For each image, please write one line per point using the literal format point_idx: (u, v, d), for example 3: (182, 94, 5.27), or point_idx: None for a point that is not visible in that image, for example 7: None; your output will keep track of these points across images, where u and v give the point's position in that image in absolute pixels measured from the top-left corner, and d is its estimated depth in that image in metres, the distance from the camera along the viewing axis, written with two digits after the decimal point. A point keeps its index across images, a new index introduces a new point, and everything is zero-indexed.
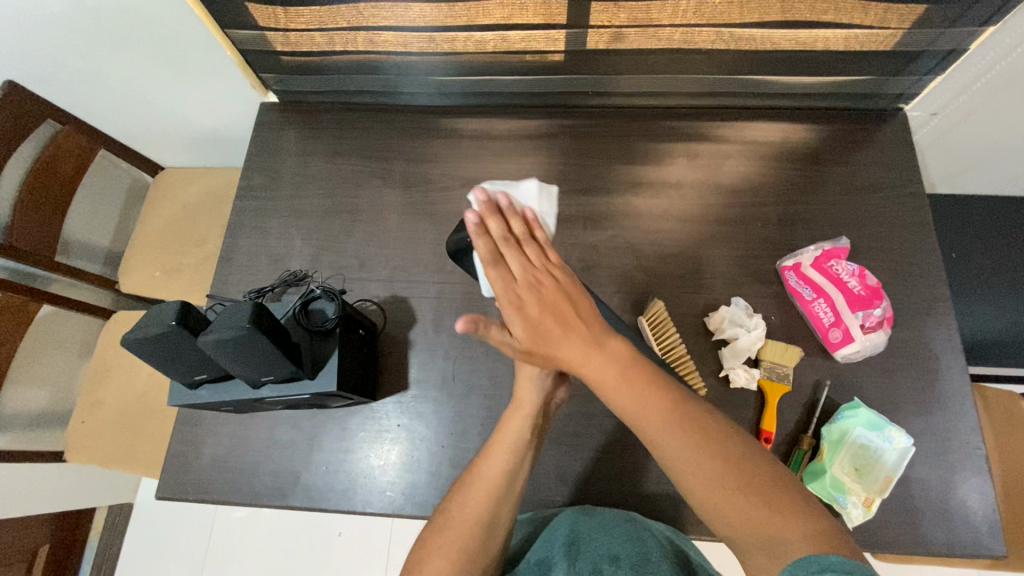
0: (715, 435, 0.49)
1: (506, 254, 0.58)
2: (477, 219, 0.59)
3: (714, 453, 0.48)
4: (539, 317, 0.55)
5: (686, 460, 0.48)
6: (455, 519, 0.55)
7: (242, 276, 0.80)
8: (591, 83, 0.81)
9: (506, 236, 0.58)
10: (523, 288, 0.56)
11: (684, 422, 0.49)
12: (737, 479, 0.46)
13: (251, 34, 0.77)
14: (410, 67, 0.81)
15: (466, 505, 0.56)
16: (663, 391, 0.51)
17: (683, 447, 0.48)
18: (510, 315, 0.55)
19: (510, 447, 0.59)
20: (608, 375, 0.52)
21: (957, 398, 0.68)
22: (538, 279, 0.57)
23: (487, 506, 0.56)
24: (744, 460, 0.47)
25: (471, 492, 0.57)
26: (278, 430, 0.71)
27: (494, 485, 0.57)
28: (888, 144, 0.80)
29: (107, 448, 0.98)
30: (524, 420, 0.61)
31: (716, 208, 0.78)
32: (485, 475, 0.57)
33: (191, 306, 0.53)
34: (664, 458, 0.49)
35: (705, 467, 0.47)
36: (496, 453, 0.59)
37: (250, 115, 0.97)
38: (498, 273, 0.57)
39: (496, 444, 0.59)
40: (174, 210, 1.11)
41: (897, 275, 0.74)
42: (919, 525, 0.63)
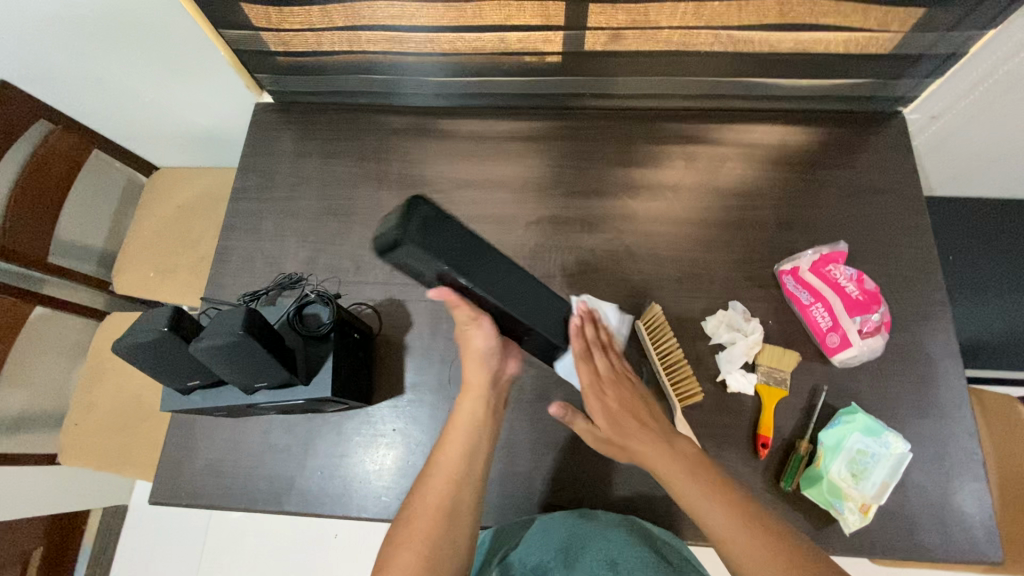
0: (770, 526, 0.51)
1: (595, 355, 0.62)
2: (579, 326, 0.62)
3: (770, 544, 0.50)
4: (620, 413, 0.60)
5: (745, 553, 0.50)
6: (417, 510, 0.56)
7: (237, 279, 0.79)
8: (589, 85, 0.81)
9: (598, 343, 0.63)
10: (606, 389, 0.61)
11: (743, 516, 0.52)
12: (791, 572, 0.48)
13: (246, 34, 0.76)
14: (407, 68, 0.80)
15: (427, 495, 0.57)
16: (715, 480, 0.55)
17: (744, 537, 0.50)
18: (594, 406, 0.61)
19: (464, 433, 0.60)
20: (675, 469, 0.56)
21: (954, 403, 0.67)
22: (622, 384, 0.62)
23: (447, 493, 0.57)
24: (795, 551, 0.49)
25: (432, 482, 0.57)
26: (272, 434, 0.70)
27: (452, 472, 0.58)
28: (887, 147, 0.79)
29: (102, 450, 0.97)
30: (478, 404, 0.62)
31: (714, 211, 0.78)
32: (444, 464, 0.58)
33: (184, 312, 0.52)
34: (724, 550, 0.51)
35: (760, 556, 0.49)
36: (452, 442, 0.60)
37: (245, 115, 0.96)
38: (587, 369, 0.61)
39: (450, 432, 0.60)
40: (169, 210, 1.10)
41: (896, 279, 0.74)
42: (916, 530, 0.63)
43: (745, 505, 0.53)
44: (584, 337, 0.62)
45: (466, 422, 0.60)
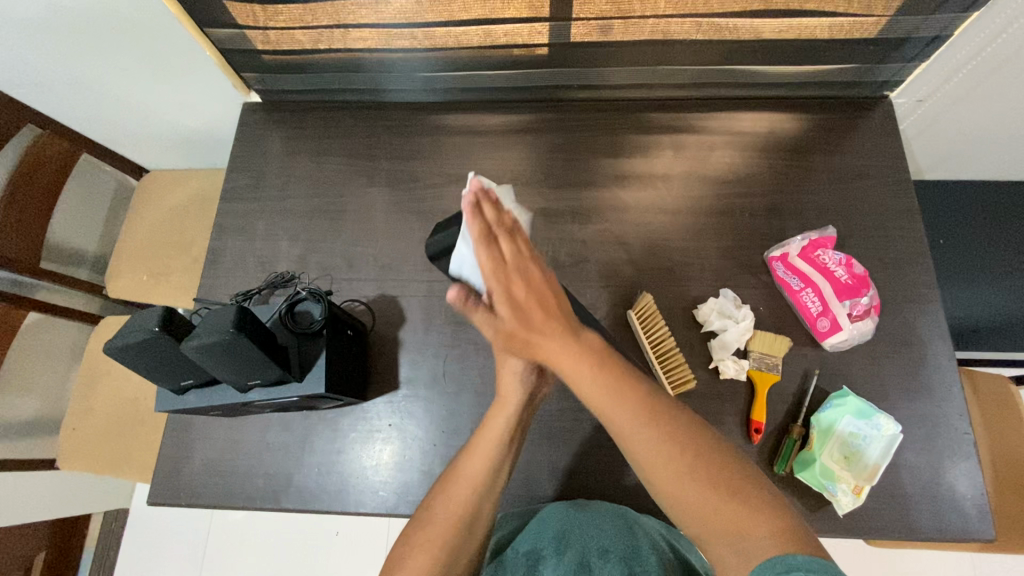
0: (666, 415, 0.49)
1: (497, 242, 0.50)
2: (473, 208, 0.50)
3: (671, 441, 0.48)
4: (527, 313, 0.50)
5: (642, 446, 0.48)
6: (435, 520, 0.55)
7: (229, 279, 0.79)
8: (576, 76, 0.81)
9: (502, 225, 0.50)
10: (513, 276, 0.50)
11: (644, 413, 0.48)
12: (694, 465, 0.47)
13: (231, 33, 0.76)
14: (394, 64, 0.80)
15: (448, 507, 0.55)
16: (607, 376, 0.50)
17: (651, 441, 0.48)
18: (495, 295, 0.50)
19: (492, 449, 0.57)
20: (585, 373, 0.50)
21: (945, 384, 0.68)
22: (528, 276, 0.50)
23: (469, 504, 0.56)
24: (695, 443, 0.48)
25: (452, 492, 0.56)
26: (269, 432, 0.70)
27: (474, 484, 0.56)
28: (874, 131, 0.80)
29: (101, 453, 0.97)
30: (506, 417, 0.59)
31: (703, 200, 0.78)
32: (468, 474, 0.57)
33: (176, 311, 0.53)
34: (627, 446, 0.49)
35: (661, 454, 0.47)
36: (477, 456, 0.57)
37: (233, 116, 0.96)
38: (488, 255, 0.50)
39: (477, 445, 0.58)
40: (161, 213, 1.10)
41: (885, 263, 0.74)
42: (909, 511, 0.64)
43: (647, 398, 0.49)
44: (482, 217, 0.50)
45: (495, 438, 0.58)
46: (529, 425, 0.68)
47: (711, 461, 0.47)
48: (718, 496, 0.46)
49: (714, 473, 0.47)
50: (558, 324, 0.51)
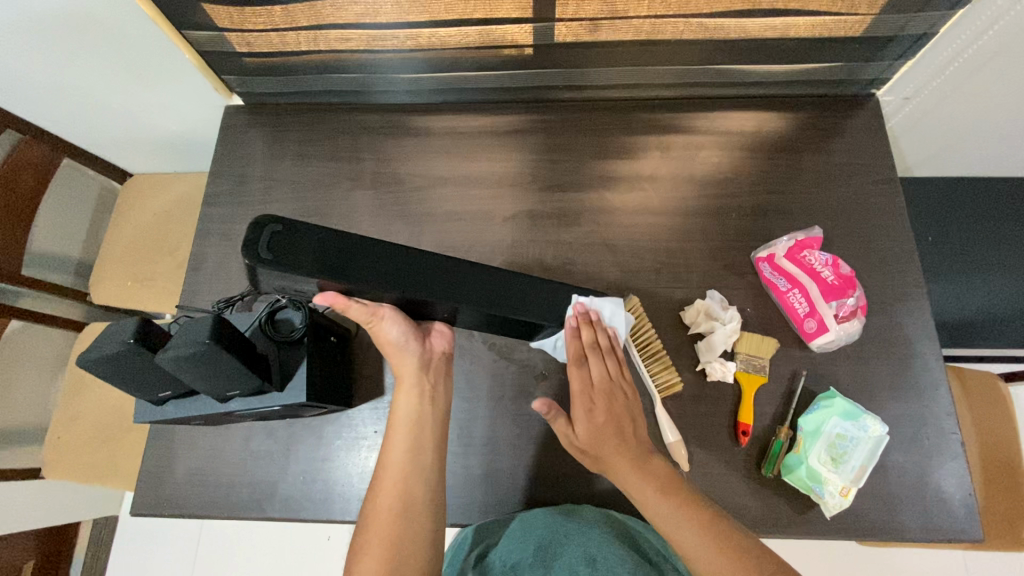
0: (700, 506, 0.55)
1: (591, 358, 0.63)
2: (574, 328, 0.62)
3: (703, 527, 0.53)
4: (604, 430, 0.60)
5: (687, 538, 0.53)
6: (376, 511, 0.58)
7: (211, 285, 0.78)
8: (561, 77, 0.80)
9: (598, 348, 0.63)
10: (599, 395, 0.61)
11: (691, 512, 0.54)
12: (731, 556, 0.52)
13: (211, 35, 0.75)
14: (377, 65, 0.79)
15: (382, 496, 0.58)
16: (652, 475, 0.57)
17: (688, 532, 0.53)
18: (582, 417, 0.60)
19: (410, 429, 0.61)
20: (648, 488, 0.56)
21: (932, 383, 0.68)
22: (616, 393, 0.62)
23: (400, 491, 0.58)
24: (728, 535, 0.53)
25: (383, 483, 0.59)
26: (253, 440, 0.70)
27: (399, 468, 0.59)
28: (861, 130, 0.79)
29: (87, 462, 0.96)
30: (412, 394, 0.62)
31: (690, 200, 0.78)
32: (390, 465, 0.59)
33: (151, 322, 0.52)
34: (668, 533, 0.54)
35: (702, 546, 0.52)
36: (397, 441, 0.60)
37: (216, 119, 0.95)
38: (581, 376, 0.62)
39: (395, 430, 0.61)
40: (145, 217, 1.09)
41: (872, 262, 0.74)
42: (897, 512, 0.64)
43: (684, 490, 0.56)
44: (581, 339, 0.63)
45: (405, 420, 0.61)
46: (515, 431, 0.67)
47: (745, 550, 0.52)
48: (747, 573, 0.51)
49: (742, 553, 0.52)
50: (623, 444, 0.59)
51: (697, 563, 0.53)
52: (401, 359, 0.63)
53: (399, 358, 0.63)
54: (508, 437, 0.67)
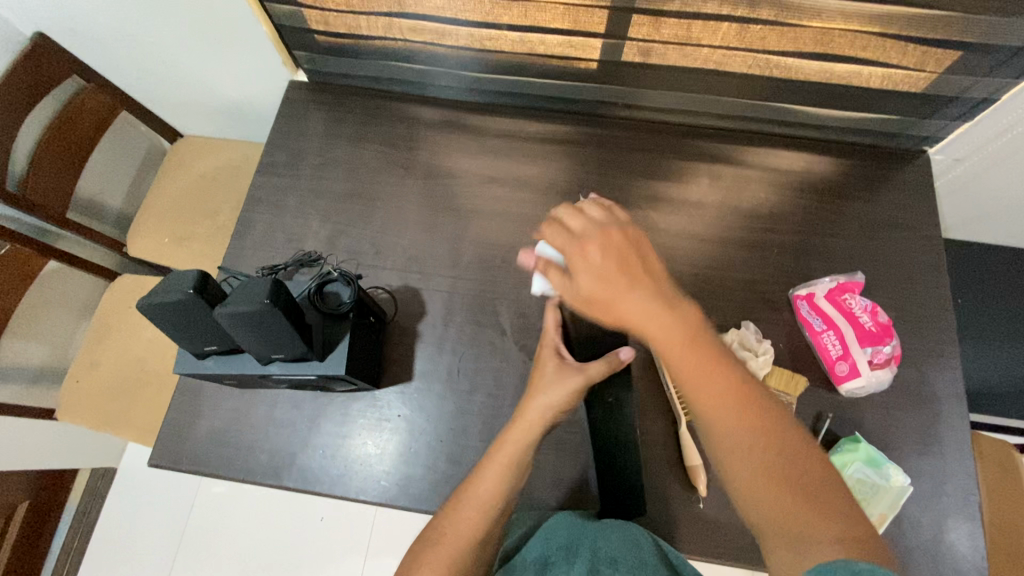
0: (748, 390, 0.48)
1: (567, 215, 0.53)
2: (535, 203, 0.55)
3: (743, 411, 0.46)
4: (603, 274, 0.50)
5: (721, 415, 0.47)
6: (447, 536, 0.52)
7: (255, 251, 0.80)
8: (622, 94, 0.82)
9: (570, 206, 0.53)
10: (591, 240, 0.51)
11: (734, 388, 0.47)
12: (764, 443, 0.45)
13: (291, 11, 0.77)
14: (444, 60, 0.81)
15: (460, 523, 0.53)
16: (692, 339, 0.49)
17: (723, 407, 0.47)
18: (576, 259, 0.51)
19: (510, 469, 0.55)
20: (671, 335, 0.49)
21: (955, 442, 0.68)
22: (608, 234, 0.51)
23: (482, 524, 0.53)
24: (771, 422, 0.46)
25: (463, 510, 0.54)
26: (278, 409, 0.70)
27: (491, 502, 0.54)
28: (908, 184, 0.80)
29: (101, 409, 0.97)
30: (527, 437, 0.57)
31: (734, 230, 0.79)
32: (477, 496, 0.54)
33: (211, 276, 0.52)
34: (697, 406, 0.48)
35: (733, 422, 0.46)
36: (490, 475, 0.55)
37: (277, 93, 0.97)
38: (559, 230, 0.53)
39: (490, 466, 0.56)
40: (190, 178, 1.11)
41: (908, 314, 0.74)
42: (909, 566, 0.63)
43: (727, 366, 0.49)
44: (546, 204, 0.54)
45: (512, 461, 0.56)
46: None
47: (793, 447, 0.45)
48: (783, 481, 0.44)
49: (792, 469, 0.44)
50: (632, 281, 0.50)
51: (726, 442, 0.46)
52: (537, 407, 0.58)
53: (535, 408, 0.57)
54: None
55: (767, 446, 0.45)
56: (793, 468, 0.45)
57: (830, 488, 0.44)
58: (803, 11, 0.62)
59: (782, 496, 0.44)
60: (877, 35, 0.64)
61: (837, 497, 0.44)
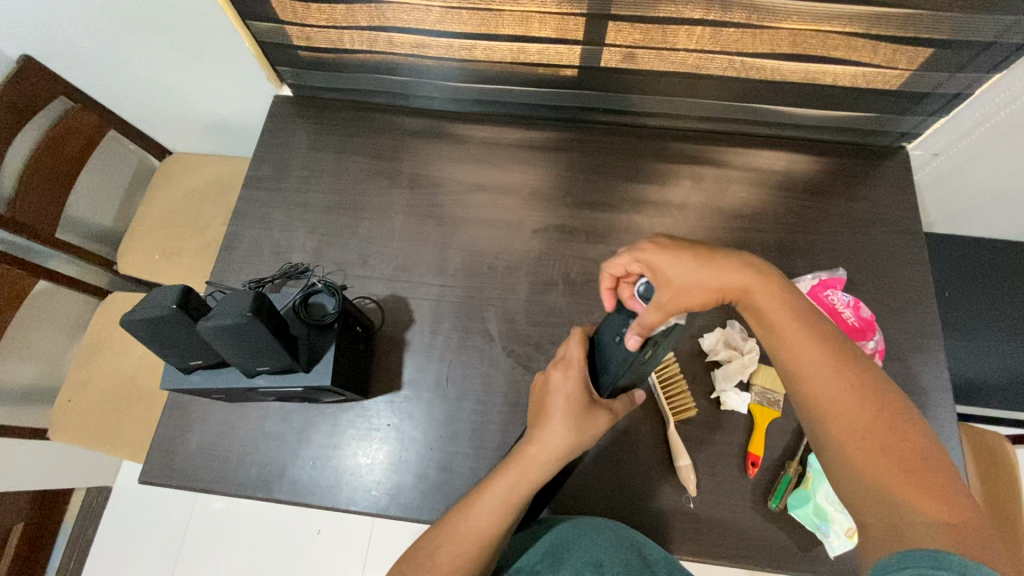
0: (854, 356, 0.48)
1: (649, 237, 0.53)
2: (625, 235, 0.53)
3: (847, 380, 0.47)
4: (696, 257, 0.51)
5: (827, 380, 0.47)
6: (441, 563, 0.52)
7: (242, 265, 0.80)
8: (603, 100, 0.83)
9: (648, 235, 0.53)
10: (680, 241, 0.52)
11: (837, 353, 0.48)
12: (863, 403, 0.46)
13: (272, 28, 0.78)
14: (427, 71, 0.82)
15: (454, 550, 0.52)
16: (798, 310, 0.50)
17: (827, 372, 0.48)
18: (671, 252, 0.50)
19: (512, 500, 0.53)
20: (776, 303, 0.50)
21: (943, 435, 0.68)
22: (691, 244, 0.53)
23: (476, 551, 0.53)
24: (870, 389, 0.47)
25: (459, 539, 0.53)
26: (268, 421, 0.70)
27: (485, 536, 0.53)
28: (888, 180, 0.81)
29: (92, 427, 0.97)
30: (536, 470, 0.54)
31: (718, 231, 0.80)
32: (469, 529, 0.53)
33: (194, 291, 0.53)
34: (798, 372, 0.49)
35: (834, 381, 0.47)
36: (492, 505, 0.53)
37: (263, 108, 0.98)
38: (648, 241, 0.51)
39: (491, 493, 0.54)
40: (179, 195, 1.11)
41: (893, 309, 0.75)
42: None
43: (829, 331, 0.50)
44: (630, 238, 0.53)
45: (513, 496, 0.53)
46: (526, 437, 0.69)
47: (896, 414, 0.46)
48: (883, 445, 0.45)
49: (893, 438, 0.45)
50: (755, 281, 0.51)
51: (825, 405, 0.47)
52: (548, 443, 0.54)
53: (543, 447, 0.54)
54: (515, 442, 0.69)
55: (870, 412, 0.46)
56: (893, 438, 0.45)
57: (930, 462, 0.44)
58: (774, 13, 0.63)
59: (882, 459, 0.45)
60: (848, 34, 0.65)
61: (934, 473, 0.44)
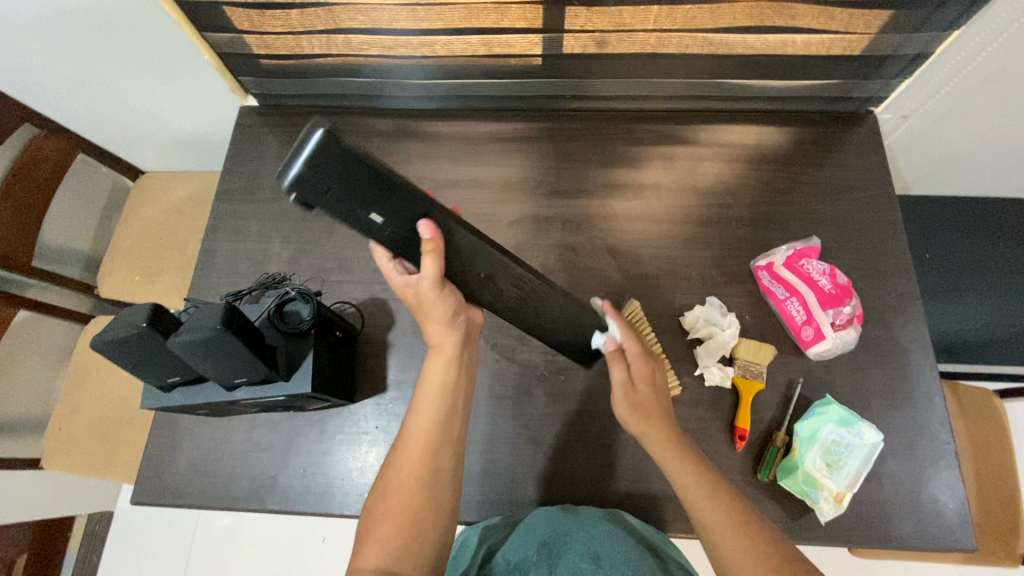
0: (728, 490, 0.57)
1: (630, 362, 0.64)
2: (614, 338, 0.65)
3: (722, 507, 0.55)
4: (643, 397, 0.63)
5: (717, 520, 0.55)
6: (392, 483, 0.57)
7: (220, 279, 0.80)
8: (569, 86, 0.82)
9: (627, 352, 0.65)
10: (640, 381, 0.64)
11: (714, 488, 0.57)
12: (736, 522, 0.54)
13: (230, 38, 0.77)
14: (390, 70, 0.81)
15: (402, 468, 0.58)
16: (682, 449, 0.60)
17: (705, 504, 0.56)
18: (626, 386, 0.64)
19: (438, 401, 0.60)
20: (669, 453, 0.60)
21: (926, 395, 0.69)
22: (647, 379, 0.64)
23: (423, 462, 0.58)
24: (740, 509, 0.55)
25: (406, 454, 0.58)
26: (256, 432, 0.70)
27: (427, 438, 0.59)
28: (858, 145, 0.81)
29: (86, 453, 0.96)
30: (445, 363, 0.62)
31: (691, 209, 0.80)
32: (415, 437, 0.59)
33: (165, 308, 0.53)
34: (697, 517, 0.56)
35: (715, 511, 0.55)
36: (425, 410, 0.60)
37: (230, 120, 0.97)
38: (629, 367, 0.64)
39: (422, 402, 0.61)
40: (154, 214, 1.11)
41: (869, 273, 0.75)
42: (891, 521, 0.64)
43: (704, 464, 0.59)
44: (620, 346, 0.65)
45: (438, 385, 0.61)
46: (515, 428, 0.69)
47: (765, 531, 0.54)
48: (753, 555, 0.52)
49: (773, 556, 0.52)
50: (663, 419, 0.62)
51: (710, 533, 0.55)
52: (433, 329, 0.62)
53: (434, 332, 0.62)
54: (505, 434, 0.69)
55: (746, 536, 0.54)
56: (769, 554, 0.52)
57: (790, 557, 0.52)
58: None
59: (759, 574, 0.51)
60: (804, 2, 0.65)
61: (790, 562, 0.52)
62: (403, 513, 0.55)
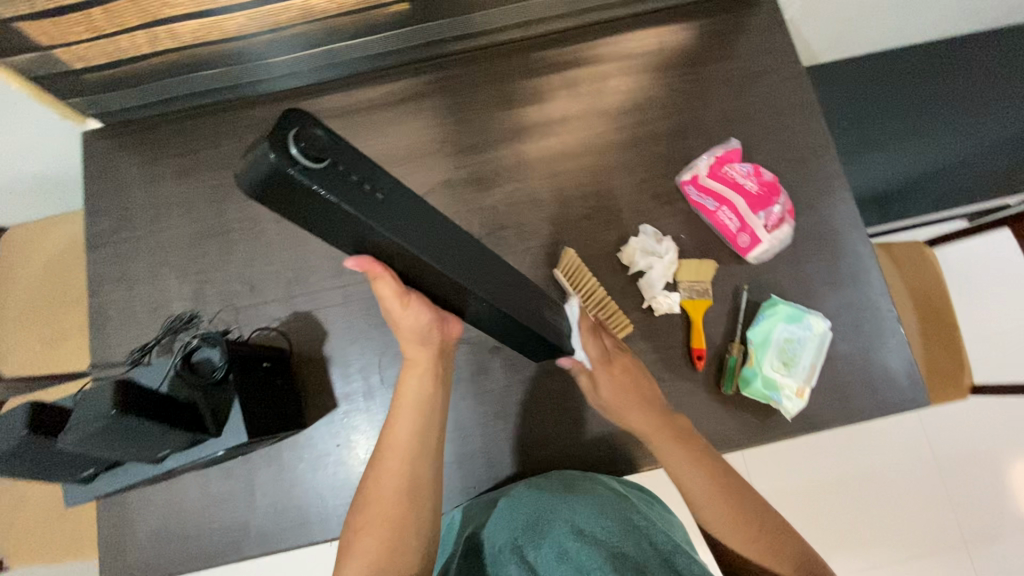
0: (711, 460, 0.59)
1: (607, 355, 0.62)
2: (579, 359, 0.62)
3: (713, 475, 0.57)
4: (619, 381, 0.61)
5: (707, 506, 0.56)
6: (375, 496, 0.55)
7: (122, 334, 0.72)
8: (446, 27, 0.73)
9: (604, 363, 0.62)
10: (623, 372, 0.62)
11: (707, 471, 0.57)
12: (734, 516, 0.56)
13: (36, 57, 0.64)
14: (242, 53, 0.71)
15: (385, 478, 0.55)
16: (690, 452, 0.58)
17: (708, 485, 0.57)
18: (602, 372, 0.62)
19: (416, 411, 0.56)
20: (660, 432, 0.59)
21: (864, 270, 0.70)
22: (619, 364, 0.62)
23: (405, 470, 0.55)
24: (735, 482, 0.57)
25: (384, 461, 0.55)
26: (211, 484, 0.66)
27: (410, 451, 0.55)
28: (762, 24, 0.77)
29: (46, 541, 0.90)
30: (423, 378, 0.57)
31: (606, 135, 0.75)
32: (393, 450, 0.55)
33: (47, 405, 0.49)
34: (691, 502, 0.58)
35: (705, 488, 0.57)
36: (402, 418, 0.56)
37: (77, 147, 0.84)
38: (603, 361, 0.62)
39: (399, 409, 0.56)
40: (34, 273, 0.98)
41: (794, 161, 0.74)
42: (851, 399, 0.67)
43: (718, 467, 0.58)
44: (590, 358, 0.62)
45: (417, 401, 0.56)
46: (479, 408, 0.68)
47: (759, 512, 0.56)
48: (756, 536, 0.55)
49: (764, 526, 0.55)
50: (650, 407, 0.60)
51: (709, 519, 0.57)
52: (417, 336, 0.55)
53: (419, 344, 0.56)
54: (471, 416, 0.67)
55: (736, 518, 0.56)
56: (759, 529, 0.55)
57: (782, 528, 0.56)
58: None
59: (756, 550, 0.55)
60: None
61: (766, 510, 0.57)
62: (381, 529, 0.53)
